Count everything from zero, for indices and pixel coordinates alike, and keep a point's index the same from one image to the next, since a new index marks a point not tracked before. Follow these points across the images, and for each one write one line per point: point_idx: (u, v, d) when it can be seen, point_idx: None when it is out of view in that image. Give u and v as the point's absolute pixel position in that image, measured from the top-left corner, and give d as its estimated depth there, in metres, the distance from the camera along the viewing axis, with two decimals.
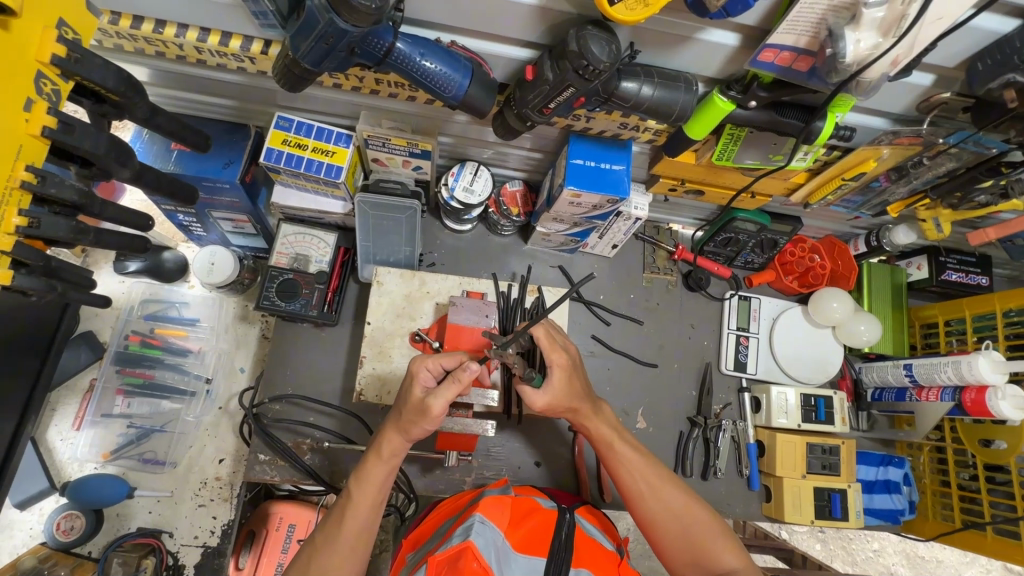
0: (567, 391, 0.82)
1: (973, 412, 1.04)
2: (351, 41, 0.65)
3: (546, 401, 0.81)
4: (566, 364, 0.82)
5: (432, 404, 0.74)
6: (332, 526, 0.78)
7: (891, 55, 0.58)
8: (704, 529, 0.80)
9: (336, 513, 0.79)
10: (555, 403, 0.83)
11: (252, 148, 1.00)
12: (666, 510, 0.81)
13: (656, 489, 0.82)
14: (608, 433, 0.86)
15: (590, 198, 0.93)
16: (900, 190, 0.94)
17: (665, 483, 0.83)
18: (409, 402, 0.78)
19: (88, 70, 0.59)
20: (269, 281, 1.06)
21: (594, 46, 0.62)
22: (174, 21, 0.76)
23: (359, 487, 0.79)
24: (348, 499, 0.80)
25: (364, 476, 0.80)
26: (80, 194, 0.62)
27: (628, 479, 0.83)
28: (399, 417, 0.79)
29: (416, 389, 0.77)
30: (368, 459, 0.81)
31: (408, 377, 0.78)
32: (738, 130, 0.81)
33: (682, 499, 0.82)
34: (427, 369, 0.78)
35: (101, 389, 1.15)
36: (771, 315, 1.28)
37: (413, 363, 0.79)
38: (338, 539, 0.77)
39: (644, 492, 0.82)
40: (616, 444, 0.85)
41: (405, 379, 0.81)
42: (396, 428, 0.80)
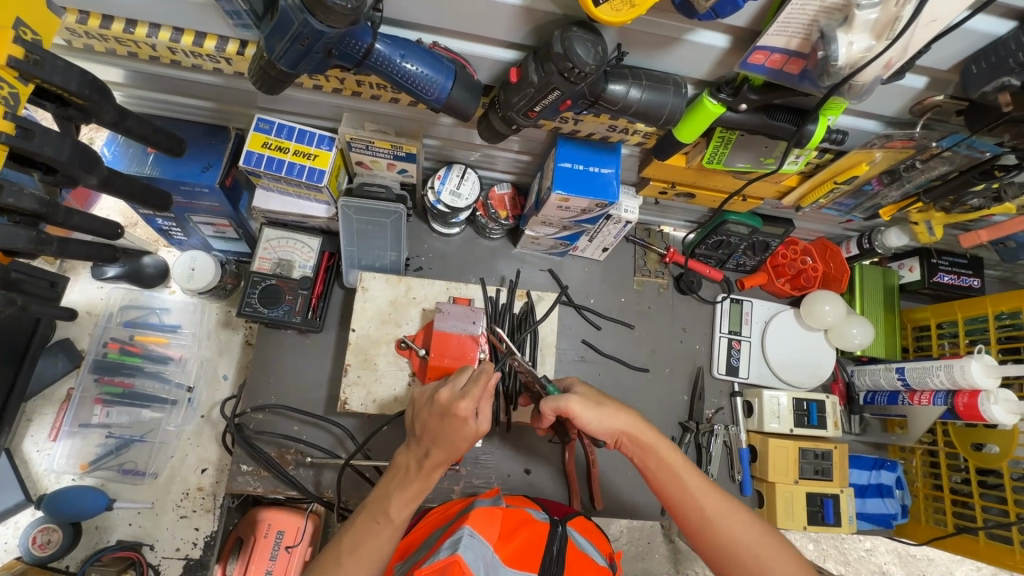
0: (600, 399, 0.81)
1: (966, 416, 1.03)
2: (328, 42, 0.62)
3: (582, 403, 0.79)
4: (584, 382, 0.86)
5: (481, 425, 0.75)
6: (361, 544, 0.72)
7: (883, 58, 0.56)
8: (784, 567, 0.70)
9: (369, 535, 0.72)
10: (599, 406, 0.79)
11: (232, 151, 0.97)
12: (738, 540, 0.72)
13: (725, 514, 0.74)
14: (668, 450, 0.78)
15: (578, 202, 0.91)
16: (893, 193, 0.93)
17: (735, 508, 0.74)
18: (461, 436, 0.73)
19: (48, 73, 0.56)
20: (251, 287, 1.04)
21: (579, 48, 0.60)
22: (145, 21, 0.73)
23: (399, 507, 0.73)
24: (385, 522, 0.73)
25: (404, 500, 0.74)
26: (41, 202, 0.59)
27: (692, 503, 0.75)
28: (447, 450, 0.74)
29: (471, 424, 0.73)
30: (408, 484, 0.74)
31: (461, 413, 0.73)
32: (728, 133, 0.79)
33: (757, 530, 0.73)
34: (474, 401, 0.74)
35: (78, 399, 1.11)
36: (763, 317, 1.27)
37: (460, 403, 0.73)
38: (371, 557, 0.71)
39: (713, 517, 0.74)
40: (678, 462, 0.77)
41: (446, 413, 0.74)
42: (439, 459, 0.74)
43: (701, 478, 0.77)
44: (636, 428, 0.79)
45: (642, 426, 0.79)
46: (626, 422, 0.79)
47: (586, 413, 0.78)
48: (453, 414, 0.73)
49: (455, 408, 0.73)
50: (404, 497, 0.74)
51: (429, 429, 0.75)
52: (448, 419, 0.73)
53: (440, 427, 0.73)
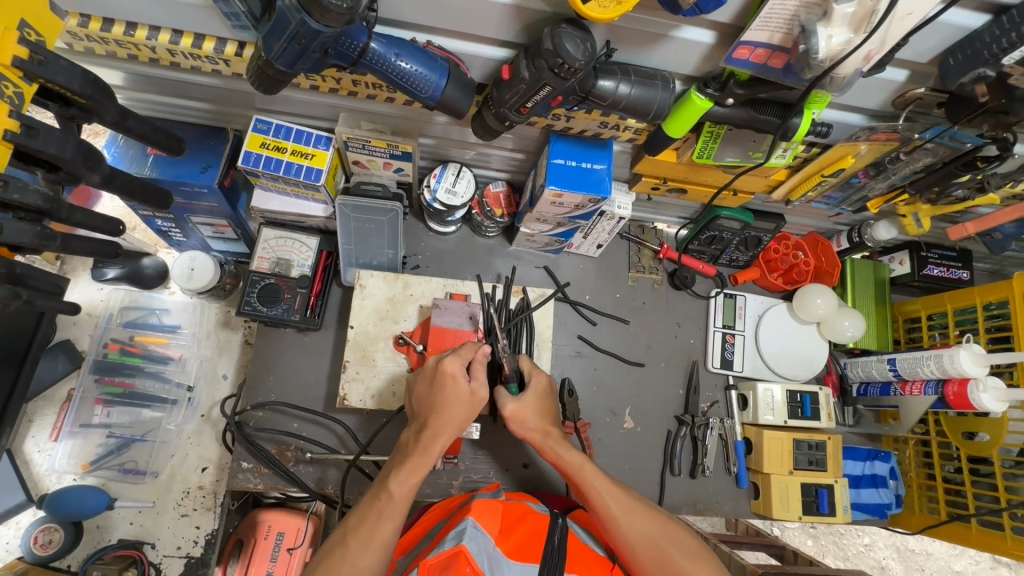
0: (534, 410, 0.85)
1: (956, 405, 1.05)
2: (324, 42, 0.64)
3: (516, 410, 0.84)
4: (545, 385, 0.87)
5: (475, 388, 0.78)
6: (363, 522, 0.73)
7: (863, 50, 0.58)
8: (683, 554, 0.77)
9: (372, 512, 0.74)
10: (520, 417, 0.85)
11: (231, 151, 0.99)
12: (643, 535, 0.78)
13: (629, 511, 0.79)
14: (575, 458, 0.83)
15: (572, 198, 0.93)
16: (879, 186, 0.95)
17: (638, 506, 0.81)
18: (453, 397, 0.77)
19: (52, 73, 0.58)
20: (250, 286, 1.05)
21: (568, 44, 0.62)
22: (144, 23, 0.75)
23: (399, 482, 0.75)
24: (386, 498, 0.74)
25: (405, 474, 0.75)
26: (45, 198, 0.60)
27: (600, 504, 0.80)
28: (444, 415, 0.76)
29: (460, 383, 0.77)
30: (410, 454, 0.77)
31: (448, 372, 0.77)
32: (717, 127, 0.81)
33: (659, 524, 0.79)
34: (460, 361, 0.78)
35: (79, 399, 1.13)
36: (756, 312, 1.28)
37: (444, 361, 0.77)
38: (375, 536, 0.71)
39: (617, 515, 0.79)
40: (587, 468, 0.82)
41: (434, 378, 0.78)
42: (440, 427, 0.77)
43: (608, 481, 0.82)
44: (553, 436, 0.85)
45: (557, 438, 0.85)
46: (541, 430, 0.85)
47: (514, 421, 0.85)
48: (442, 376, 0.77)
49: (444, 368, 0.77)
50: (403, 472, 0.75)
51: (424, 401, 0.79)
52: (438, 382, 0.77)
53: (434, 393, 0.77)
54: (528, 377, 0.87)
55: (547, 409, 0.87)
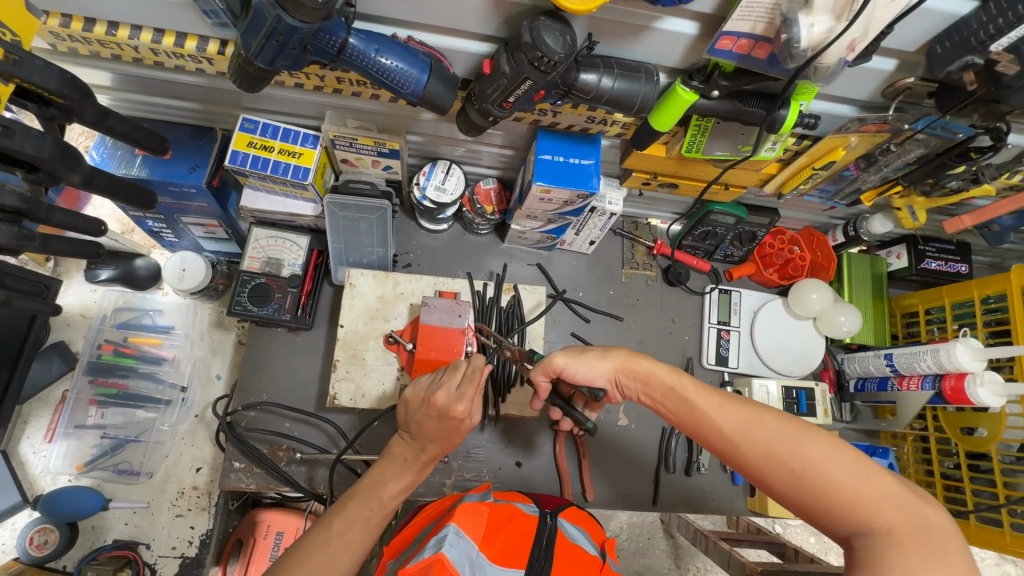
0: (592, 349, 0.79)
1: (953, 400, 1.03)
2: (302, 38, 0.63)
3: (568, 357, 0.78)
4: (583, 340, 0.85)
5: (473, 419, 0.79)
6: (350, 528, 0.71)
7: (847, 38, 0.57)
8: (832, 471, 0.58)
9: (360, 517, 0.72)
10: (581, 358, 0.78)
11: (219, 151, 0.98)
12: (772, 450, 0.60)
13: (747, 423, 0.63)
14: (668, 374, 0.72)
15: (560, 193, 0.92)
16: (872, 178, 0.93)
17: (763, 415, 0.63)
18: (456, 432, 0.77)
19: (28, 72, 0.58)
20: (241, 286, 1.05)
21: (547, 37, 0.61)
22: (126, 23, 0.75)
23: (393, 493, 0.75)
24: (378, 507, 0.73)
25: (400, 484, 0.76)
26: (23, 199, 0.60)
27: (705, 424, 0.66)
28: (441, 444, 0.77)
29: (465, 420, 0.77)
30: (405, 474, 0.77)
31: (458, 415, 0.75)
32: (704, 120, 0.80)
33: (792, 433, 0.61)
34: (468, 401, 0.77)
35: (74, 400, 1.13)
36: (751, 307, 1.27)
37: (455, 406, 0.75)
38: (356, 541, 0.70)
39: (733, 433, 0.63)
40: (681, 387, 0.70)
41: (440, 416, 0.76)
42: (435, 451, 0.78)
43: (716, 395, 0.68)
44: (631, 360, 0.76)
45: (638, 359, 0.75)
46: (614, 360, 0.77)
47: (574, 365, 0.78)
48: (450, 414, 0.76)
49: (453, 410, 0.75)
50: (398, 484, 0.76)
51: (424, 429, 0.77)
52: (444, 420, 0.76)
53: (437, 425, 0.76)
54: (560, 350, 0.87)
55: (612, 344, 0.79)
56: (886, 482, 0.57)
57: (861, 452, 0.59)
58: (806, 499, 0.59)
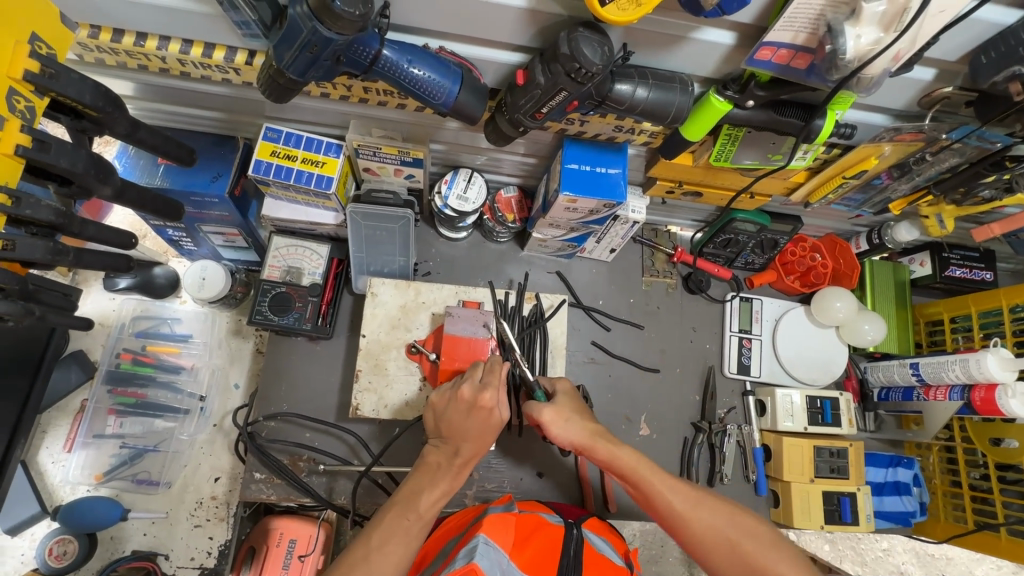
0: (570, 411, 0.82)
1: (983, 411, 1.01)
2: (336, 49, 0.63)
3: (553, 415, 0.81)
4: (570, 390, 0.87)
5: (504, 414, 0.78)
6: (389, 539, 0.70)
7: (893, 50, 0.56)
8: (757, 545, 0.70)
9: (399, 530, 0.71)
10: (560, 419, 0.81)
11: (241, 160, 0.98)
12: (711, 527, 0.72)
13: (694, 503, 0.74)
14: (627, 454, 0.78)
15: (586, 203, 0.91)
16: (902, 187, 0.92)
17: (703, 498, 0.75)
18: (488, 427, 0.76)
19: (62, 86, 0.57)
20: (262, 295, 1.04)
21: (586, 48, 0.60)
22: (155, 33, 0.74)
23: (429, 501, 0.74)
24: (415, 518, 0.72)
25: (436, 494, 0.74)
26: (57, 213, 0.59)
27: (659, 502, 0.74)
28: (476, 441, 0.76)
29: (494, 412, 0.76)
30: (442, 480, 0.75)
31: (487, 404, 0.76)
32: (736, 130, 0.79)
33: (726, 512, 0.73)
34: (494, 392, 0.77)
35: (93, 410, 1.13)
36: (773, 316, 1.26)
37: (480, 394, 0.76)
38: (397, 553, 0.69)
39: (681, 509, 0.73)
40: (639, 469, 0.76)
41: (468, 408, 0.77)
42: (472, 451, 0.76)
43: (666, 475, 0.76)
44: (595, 437, 0.79)
45: (602, 437, 0.79)
46: (586, 431, 0.80)
47: (554, 426, 0.80)
48: (478, 405, 0.76)
49: (481, 401, 0.76)
50: (434, 491, 0.74)
51: (456, 428, 0.76)
52: (472, 413, 0.76)
53: (468, 418, 0.76)
54: (552, 387, 0.88)
55: (582, 410, 0.83)
56: (794, 554, 0.71)
57: (775, 531, 0.73)
58: (733, 566, 0.71)
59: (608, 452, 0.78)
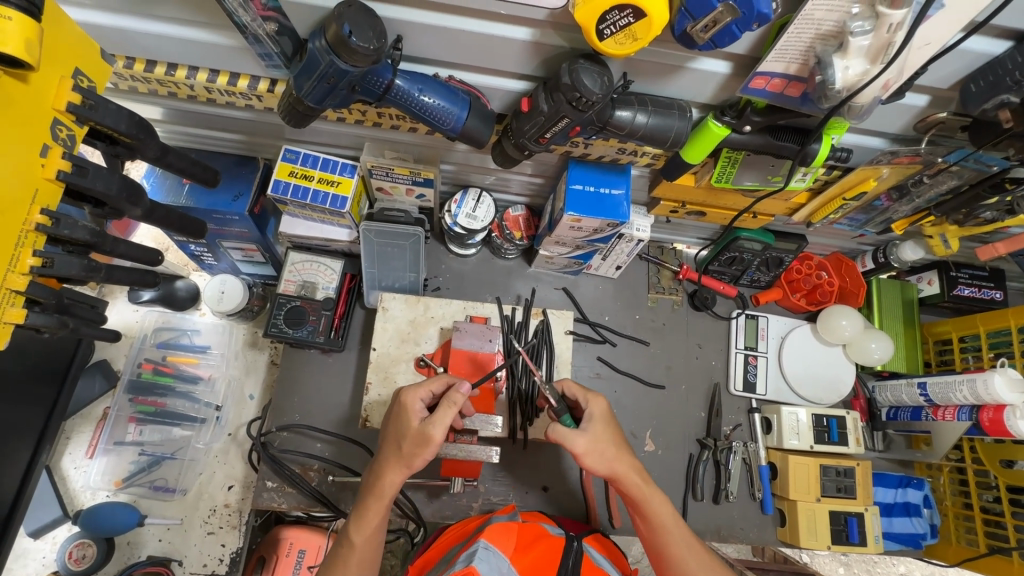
0: (607, 440, 0.79)
1: (992, 432, 1.01)
2: (352, 80, 0.67)
3: (589, 446, 0.77)
4: (604, 412, 0.81)
5: (422, 425, 0.75)
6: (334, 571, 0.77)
7: (881, 80, 0.58)
8: None
9: (339, 559, 0.78)
10: (598, 449, 0.78)
11: (261, 181, 1.02)
12: None
13: (703, 566, 0.79)
14: (657, 501, 0.80)
15: (590, 222, 0.94)
16: (903, 208, 0.94)
17: (708, 560, 0.80)
18: (405, 435, 0.76)
19: (101, 116, 0.61)
20: (278, 309, 1.09)
21: (586, 78, 0.63)
22: (184, 64, 0.79)
23: (359, 531, 0.78)
24: (350, 546, 0.78)
25: (363, 520, 0.78)
26: (94, 233, 0.64)
27: (673, 555, 0.79)
28: (396, 451, 0.77)
29: (412, 419, 0.77)
30: (367, 503, 0.78)
31: (400, 406, 0.78)
32: (735, 153, 0.82)
33: None
34: (418, 398, 0.78)
35: (114, 418, 1.18)
36: (779, 333, 1.27)
37: (403, 395, 0.79)
38: None
39: (688, 563, 0.79)
40: (664, 514, 0.80)
41: (393, 416, 0.80)
42: (392, 466, 0.77)
43: (686, 533, 0.81)
44: (629, 474, 0.79)
45: (638, 476, 0.80)
46: (624, 464, 0.79)
47: (589, 457, 0.77)
48: (398, 410, 0.79)
49: (404, 401, 0.79)
50: (362, 519, 0.78)
51: (385, 444, 0.80)
52: (394, 421, 0.79)
53: (390, 426, 0.80)
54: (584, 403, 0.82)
55: (619, 439, 0.80)
56: None
57: None
58: None
59: (640, 495, 0.79)
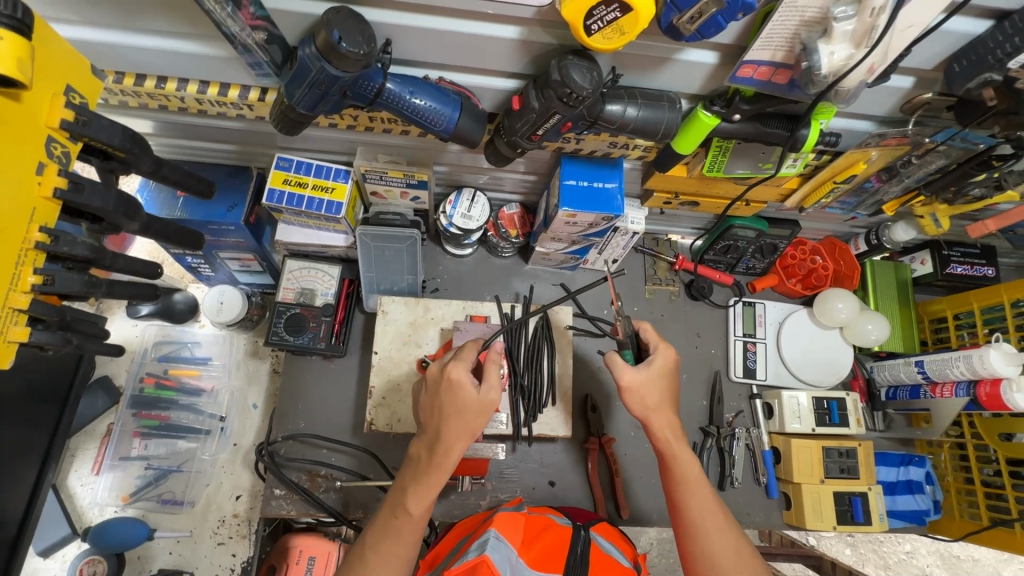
0: (653, 388, 0.83)
1: (990, 406, 1.02)
2: (343, 85, 0.67)
3: (633, 380, 0.82)
4: (667, 362, 0.84)
5: (483, 394, 0.77)
6: (382, 541, 0.76)
7: (866, 63, 0.59)
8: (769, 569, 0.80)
9: (390, 530, 0.77)
10: (641, 390, 0.83)
11: (256, 189, 1.03)
12: (721, 553, 0.77)
13: (720, 528, 0.79)
14: (688, 460, 0.83)
15: (585, 217, 0.95)
16: (893, 189, 0.95)
17: (730, 527, 0.80)
18: (464, 406, 0.76)
19: (94, 131, 0.62)
20: (278, 317, 1.09)
21: (575, 73, 0.64)
22: (174, 76, 0.79)
23: (415, 500, 0.77)
24: (404, 515, 0.77)
25: (421, 489, 0.77)
26: (91, 249, 0.64)
27: (690, 511, 0.80)
28: (456, 423, 0.76)
29: (467, 390, 0.76)
30: (426, 472, 0.77)
31: (456, 379, 0.76)
32: (725, 142, 0.83)
33: (739, 550, 0.78)
34: (467, 368, 0.78)
35: (119, 433, 1.18)
36: (776, 319, 1.28)
37: (450, 370, 0.77)
38: (391, 552, 0.75)
39: (707, 526, 0.79)
40: (692, 473, 0.82)
41: (441, 386, 0.78)
42: (452, 437, 0.76)
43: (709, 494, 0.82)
44: (660, 424, 0.83)
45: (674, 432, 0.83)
46: (660, 412, 0.83)
47: (631, 393, 0.83)
48: (449, 383, 0.77)
49: (451, 376, 0.77)
50: (419, 492, 0.77)
51: (434, 411, 0.78)
52: (447, 391, 0.77)
53: (441, 401, 0.77)
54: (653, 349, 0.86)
55: (666, 391, 0.85)
56: None
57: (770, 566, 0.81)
58: None
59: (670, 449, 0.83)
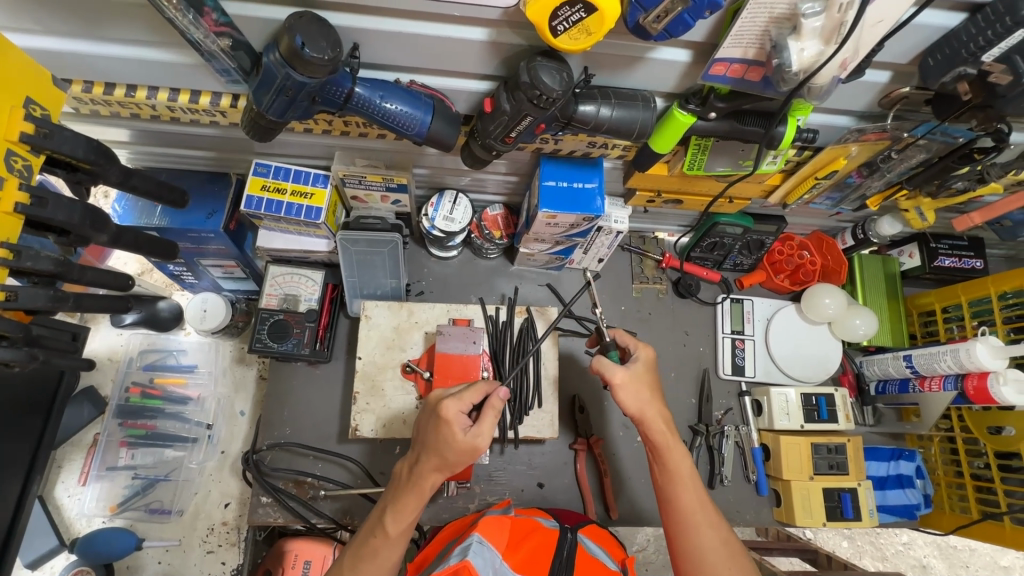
0: (643, 384, 0.83)
1: (977, 399, 1.01)
2: (311, 91, 0.66)
3: (624, 377, 0.81)
4: (650, 358, 0.85)
5: (472, 438, 0.74)
6: (362, 560, 0.77)
7: (837, 59, 0.58)
8: None
9: (368, 550, 0.77)
10: (633, 386, 0.82)
11: (235, 195, 1.02)
12: (712, 550, 0.77)
13: (711, 524, 0.78)
14: (683, 460, 0.81)
15: (566, 217, 0.94)
16: (876, 184, 0.94)
17: (721, 525, 0.79)
18: (450, 446, 0.74)
19: (56, 143, 0.61)
20: (261, 324, 1.08)
21: (544, 75, 0.63)
22: (144, 84, 0.79)
23: (394, 521, 0.77)
24: (383, 536, 0.77)
25: (401, 512, 0.77)
26: (56, 263, 0.63)
27: (682, 508, 0.79)
28: (437, 457, 0.75)
29: (455, 430, 0.74)
30: (405, 496, 0.77)
31: (445, 415, 0.74)
32: (704, 140, 0.82)
33: (728, 548, 0.77)
34: (461, 406, 0.76)
35: (105, 443, 1.18)
36: (764, 315, 1.27)
37: (444, 407, 0.75)
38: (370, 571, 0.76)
39: (698, 523, 0.78)
40: (685, 470, 0.81)
41: (432, 417, 0.77)
42: (430, 468, 0.76)
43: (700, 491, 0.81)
44: (652, 421, 0.82)
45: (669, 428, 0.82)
46: (651, 408, 0.82)
47: (624, 389, 0.81)
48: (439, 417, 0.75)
49: (444, 413, 0.75)
50: (400, 517, 0.77)
51: (422, 437, 0.78)
52: (436, 426, 0.75)
53: (428, 433, 0.76)
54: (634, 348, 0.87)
55: (655, 386, 0.84)
56: None
57: None
58: None
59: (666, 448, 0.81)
